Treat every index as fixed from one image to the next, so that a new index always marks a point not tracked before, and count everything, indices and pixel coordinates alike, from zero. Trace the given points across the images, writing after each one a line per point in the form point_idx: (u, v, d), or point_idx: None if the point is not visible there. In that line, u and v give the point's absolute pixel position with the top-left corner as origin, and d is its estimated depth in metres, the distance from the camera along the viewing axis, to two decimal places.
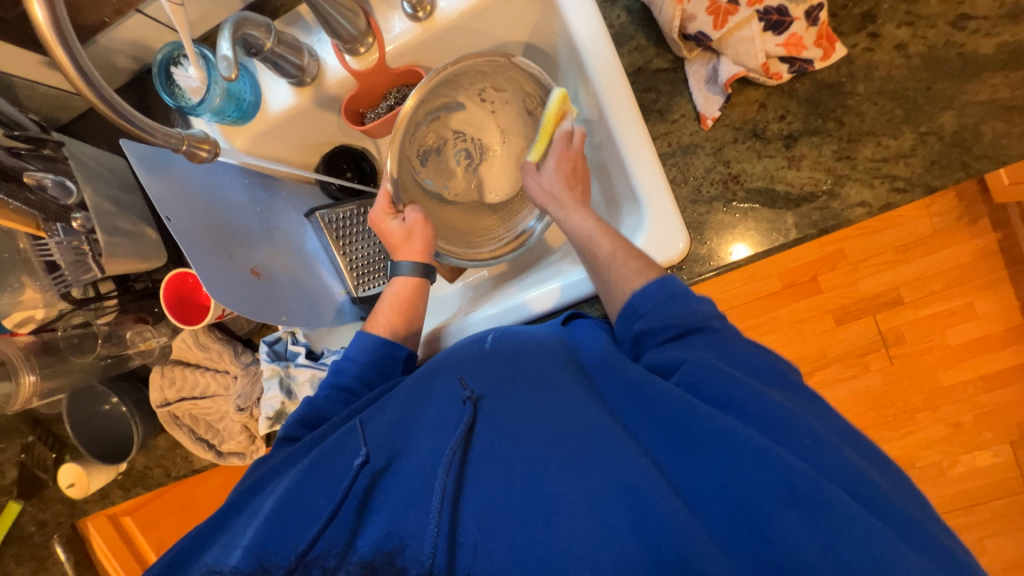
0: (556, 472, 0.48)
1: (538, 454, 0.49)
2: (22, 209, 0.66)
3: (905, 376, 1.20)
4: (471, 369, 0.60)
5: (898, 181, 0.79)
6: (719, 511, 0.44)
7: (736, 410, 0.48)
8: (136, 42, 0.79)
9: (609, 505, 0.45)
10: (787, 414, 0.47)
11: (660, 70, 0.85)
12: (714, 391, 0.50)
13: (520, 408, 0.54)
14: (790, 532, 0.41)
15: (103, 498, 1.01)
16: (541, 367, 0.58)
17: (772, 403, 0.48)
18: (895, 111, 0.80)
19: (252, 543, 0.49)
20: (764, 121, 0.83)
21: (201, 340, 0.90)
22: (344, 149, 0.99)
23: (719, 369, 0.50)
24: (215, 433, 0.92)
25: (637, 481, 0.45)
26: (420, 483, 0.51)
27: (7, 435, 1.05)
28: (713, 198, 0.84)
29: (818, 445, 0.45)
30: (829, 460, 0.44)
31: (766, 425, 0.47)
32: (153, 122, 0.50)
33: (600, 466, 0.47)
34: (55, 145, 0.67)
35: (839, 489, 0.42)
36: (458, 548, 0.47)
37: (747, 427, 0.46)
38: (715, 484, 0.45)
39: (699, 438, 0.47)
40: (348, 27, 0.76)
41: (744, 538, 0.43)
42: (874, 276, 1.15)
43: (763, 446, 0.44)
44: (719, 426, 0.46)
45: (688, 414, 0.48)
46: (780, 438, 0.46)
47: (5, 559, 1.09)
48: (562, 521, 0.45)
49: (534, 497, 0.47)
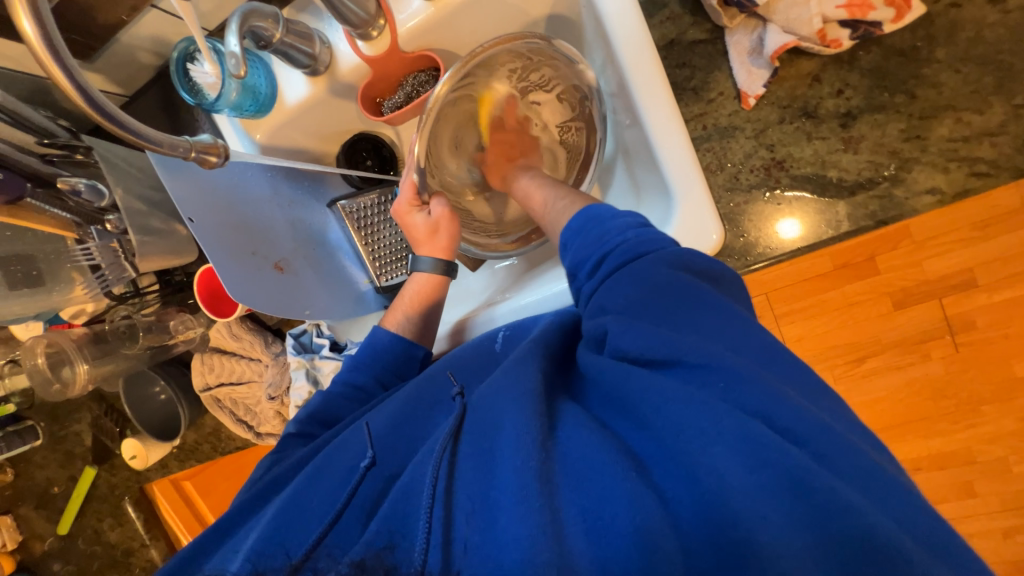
0: (514, 449, 0.46)
1: (502, 434, 0.48)
2: (60, 215, 0.69)
3: (972, 366, 1.00)
4: (460, 366, 0.63)
5: (980, 165, 0.71)
6: (673, 473, 0.40)
7: (670, 367, 0.44)
8: (156, 37, 0.79)
9: (571, 485, 0.43)
10: (717, 357, 0.42)
11: (696, 42, 0.76)
12: (642, 350, 0.45)
13: (496, 396, 0.52)
14: (723, 470, 0.37)
15: (162, 468, 1.15)
16: (514, 352, 0.58)
17: (701, 351, 0.43)
18: (983, 80, 0.70)
19: (252, 548, 0.51)
20: (818, 97, 0.74)
21: (234, 331, 0.95)
22: (363, 137, 0.97)
23: (641, 325, 0.47)
24: (253, 415, 0.98)
25: (591, 457, 0.44)
26: (410, 479, 0.51)
27: (80, 408, 1.17)
28: (753, 185, 0.77)
29: (764, 399, 0.39)
30: (755, 399, 0.39)
31: (708, 379, 0.42)
32: (159, 132, 0.50)
33: (558, 444, 0.46)
34: (86, 149, 0.71)
35: (761, 424, 0.38)
36: (452, 545, 0.46)
37: (675, 384, 0.42)
38: (661, 444, 0.42)
39: (639, 400, 0.44)
40: (357, 11, 0.72)
41: (698, 506, 0.38)
42: (943, 256, 0.92)
43: (693, 399, 0.41)
44: (647, 386, 0.43)
45: (622, 376, 0.46)
46: (707, 384, 0.41)
47: (88, 515, 1.23)
48: (519, 499, 0.43)
49: (502, 479, 0.46)
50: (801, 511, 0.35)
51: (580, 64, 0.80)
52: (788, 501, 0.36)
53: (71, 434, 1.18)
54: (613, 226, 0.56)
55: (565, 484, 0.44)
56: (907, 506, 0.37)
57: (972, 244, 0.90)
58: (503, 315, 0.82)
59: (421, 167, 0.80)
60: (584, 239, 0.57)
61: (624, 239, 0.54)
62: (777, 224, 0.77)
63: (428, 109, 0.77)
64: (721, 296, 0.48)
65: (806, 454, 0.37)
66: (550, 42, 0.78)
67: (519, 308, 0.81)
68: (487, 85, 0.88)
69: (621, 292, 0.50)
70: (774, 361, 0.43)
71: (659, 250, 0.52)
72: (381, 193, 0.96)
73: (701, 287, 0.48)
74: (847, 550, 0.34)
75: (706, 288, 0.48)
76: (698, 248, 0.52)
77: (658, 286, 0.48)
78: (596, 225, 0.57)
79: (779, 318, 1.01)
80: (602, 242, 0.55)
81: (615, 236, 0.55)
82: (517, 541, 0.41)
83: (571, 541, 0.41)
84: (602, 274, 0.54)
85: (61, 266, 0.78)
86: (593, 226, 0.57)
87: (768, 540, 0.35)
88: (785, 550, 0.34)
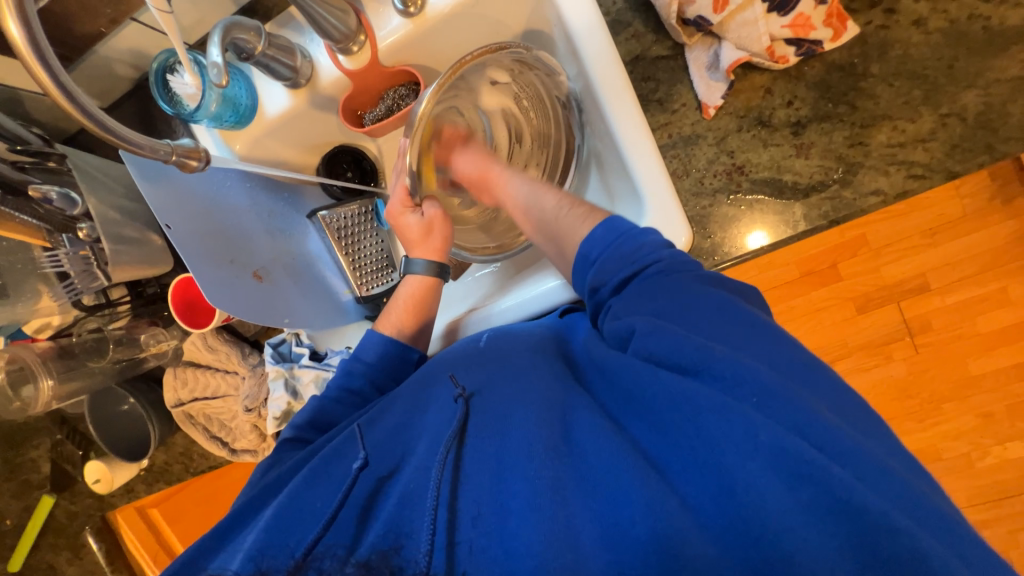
0: (528, 457, 0.47)
1: (511, 437, 0.49)
2: (31, 222, 0.68)
3: (932, 366, 1.04)
4: (463, 367, 0.60)
5: (916, 168, 0.78)
6: (693, 475, 0.42)
7: (695, 373, 0.45)
8: (136, 50, 0.80)
9: (587, 488, 0.45)
10: (753, 371, 0.43)
11: (659, 58, 0.82)
12: (669, 355, 0.47)
13: (509, 406, 0.52)
14: (763, 487, 0.39)
15: (127, 493, 1.08)
16: (516, 355, 0.59)
17: (731, 361, 0.44)
18: (913, 92, 0.78)
19: (253, 547, 0.50)
20: (770, 107, 0.80)
21: (209, 343, 0.93)
22: (343, 150, 0.99)
23: (669, 329, 0.48)
24: (228, 431, 0.95)
25: (608, 460, 0.45)
26: (413, 484, 0.50)
27: (39, 432, 1.11)
28: (717, 189, 0.82)
29: (796, 413, 0.41)
30: (789, 412, 0.41)
31: (735, 390, 0.43)
32: (141, 135, 0.50)
33: (576, 449, 0.48)
34: (59, 157, 0.69)
35: (796, 437, 0.40)
36: (455, 547, 0.46)
37: (707, 391, 0.43)
38: (689, 452, 0.43)
39: (666, 405, 0.45)
40: (339, 26, 0.75)
41: (724, 513, 0.40)
42: (898, 262, 0.97)
43: (725, 406, 0.42)
44: (678, 392, 0.44)
45: (652, 383, 0.46)
46: (741, 397, 0.43)
47: (44, 548, 1.15)
48: (534, 505, 0.44)
49: (513, 484, 0.47)
50: (833, 523, 0.37)
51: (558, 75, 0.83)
52: (824, 513, 0.38)
53: (27, 460, 1.11)
54: (645, 241, 0.56)
55: (581, 488, 0.45)
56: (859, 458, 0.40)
57: (923, 251, 0.95)
58: (495, 316, 0.84)
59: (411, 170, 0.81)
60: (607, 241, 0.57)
61: (658, 258, 0.55)
62: (746, 235, 0.82)
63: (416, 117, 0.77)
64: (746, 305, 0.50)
65: (827, 456, 0.39)
66: (529, 51, 0.81)
67: (506, 312, 0.83)
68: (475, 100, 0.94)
69: (649, 301, 0.52)
70: (800, 367, 0.45)
71: (693, 270, 0.54)
72: (362, 204, 0.98)
73: (722, 295, 0.50)
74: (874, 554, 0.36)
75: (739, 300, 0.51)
76: (723, 272, 0.54)
77: (686, 300, 0.50)
78: (627, 237, 0.56)
79: None
80: (632, 259, 0.55)
81: (643, 246, 0.56)
82: (530, 547, 0.43)
83: (583, 545, 0.42)
84: (632, 286, 0.55)
85: (27, 280, 0.76)
86: (621, 239, 0.57)
87: (792, 544, 0.38)
88: (808, 551, 0.37)
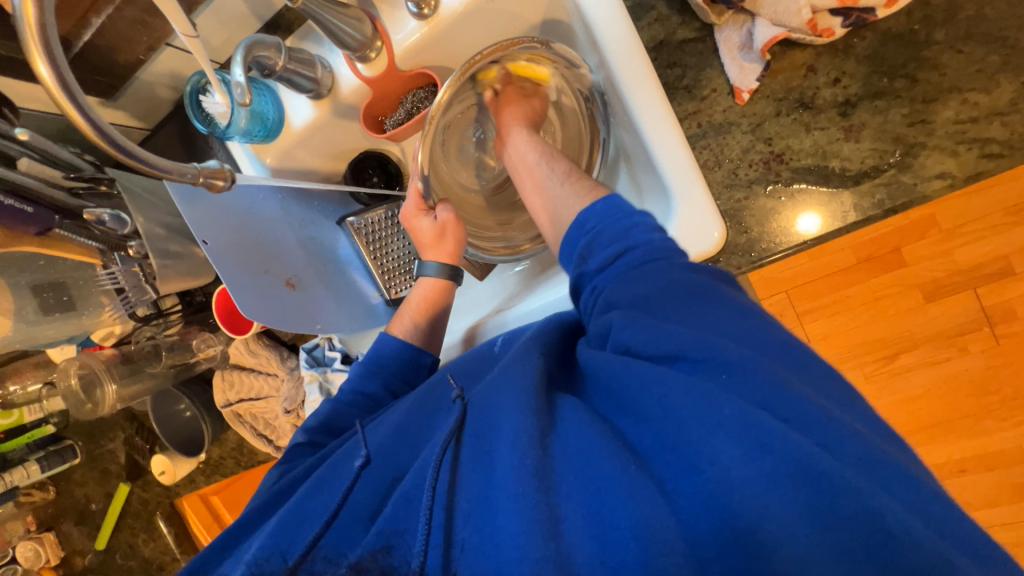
0: (511, 448, 0.45)
1: (498, 433, 0.48)
2: (87, 243, 0.74)
3: (1014, 358, 0.93)
4: (463, 371, 0.63)
5: (993, 145, 0.70)
6: (671, 459, 0.40)
7: (673, 362, 0.43)
8: (172, 73, 0.84)
9: (574, 484, 0.42)
10: (722, 349, 0.41)
11: (685, 41, 0.76)
12: (644, 347, 0.45)
13: (498, 399, 0.51)
14: (733, 465, 0.37)
15: (190, 482, 1.17)
16: (511, 350, 0.57)
17: (707, 342, 0.42)
18: (988, 58, 0.69)
19: (251, 554, 0.53)
20: (814, 87, 0.73)
21: (251, 347, 0.99)
22: (369, 155, 1.00)
23: (644, 321, 0.46)
24: (272, 429, 1.01)
25: (586, 450, 0.43)
26: (410, 486, 0.51)
27: (113, 427, 1.23)
28: (753, 180, 0.76)
29: (772, 388, 0.39)
30: (767, 394, 0.39)
31: (708, 367, 0.41)
32: (167, 160, 0.53)
33: (560, 443, 0.45)
34: (110, 181, 0.75)
35: (766, 415, 0.37)
36: (452, 548, 0.46)
37: (686, 377, 0.41)
38: (669, 437, 0.41)
39: (643, 392, 0.43)
40: (355, 35, 0.75)
41: (712, 510, 0.37)
42: (975, 243, 0.86)
43: (695, 389, 0.40)
44: (653, 377, 0.42)
45: (622, 370, 0.45)
46: (710, 377, 0.41)
47: (124, 530, 1.27)
48: (516, 500, 0.42)
49: (498, 479, 0.45)
50: (810, 501, 0.35)
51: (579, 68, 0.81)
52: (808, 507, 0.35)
53: (106, 452, 1.23)
54: (637, 223, 0.54)
55: (562, 478, 0.43)
56: (907, 483, 0.36)
57: (1005, 230, 0.84)
58: (514, 319, 0.82)
59: (424, 175, 0.82)
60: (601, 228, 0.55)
61: (647, 239, 0.52)
62: (797, 217, 0.75)
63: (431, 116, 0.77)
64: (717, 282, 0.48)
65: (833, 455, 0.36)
66: (546, 45, 0.78)
67: (525, 315, 0.81)
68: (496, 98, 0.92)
69: (629, 286, 0.49)
70: (780, 349, 0.42)
71: (675, 259, 0.51)
72: (388, 208, 0.98)
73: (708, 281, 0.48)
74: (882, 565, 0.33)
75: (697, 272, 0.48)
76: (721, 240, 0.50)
77: (667, 284, 0.48)
78: (615, 219, 0.55)
79: (799, 317, 0.96)
80: (623, 238, 0.53)
81: (632, 231, 0.53)
82: (516, 541, 0.41)
83: (569, 538, 0.40)
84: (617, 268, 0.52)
85: (90, 293, 0.83)
86: (608, 222, 0.55)
87: (777, 538, 0.35)
88: (798, 550, 0.34)
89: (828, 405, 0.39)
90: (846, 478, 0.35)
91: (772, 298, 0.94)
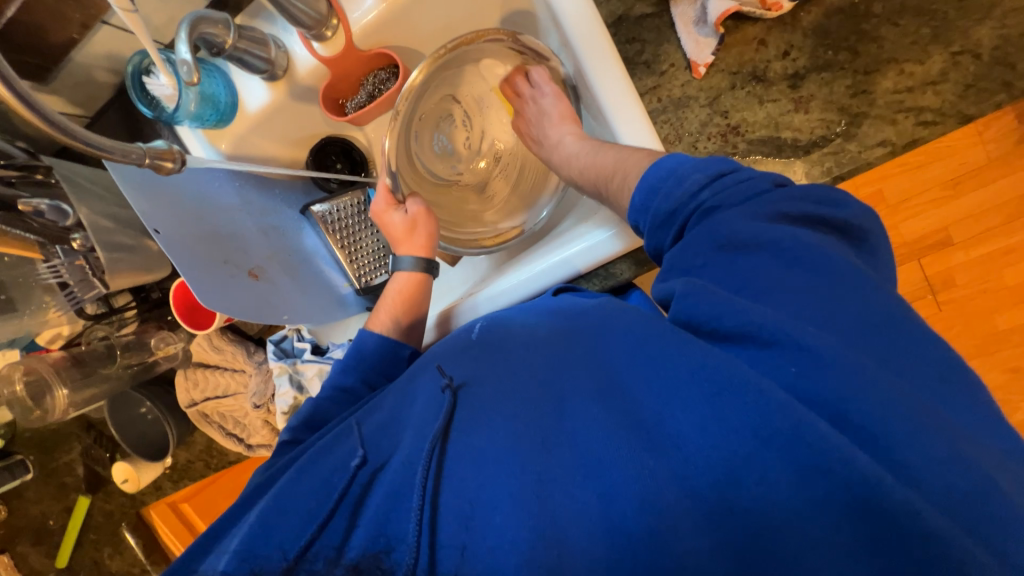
0: (515, 447, 0.48)
1: (498, 431, 0.50)
2: (25, 236, 0.70)
3: (955, 323, 0.99)
4: (450, 358, 0.59)
5: (926, 113, 0.74)
6: (691, 456, 0.40)
7: (723, 338, 0.43)
8: (112, 54, 0.79)
9: (577, 473, 0.45)
10: (777, 325, 0.40)
11: (643, 17, 0.78)
12: (704, 316, 0.43)
13: (502, 397, 0.52)
14: (769, 467, 0.37)
15: (157, 489, 1.12)
16: (525, 342, 0.57)
17: (769, 320, 0.40)
18: (921, 31, 0.73)
19: (239, 546, 0.51)
20: (765, 61, 0.76)
21: (215, 343, 0.95)
22: (332, 141, 0.97)
23: (711, 289, 0.44)
24: (242, 427, 0.98)
25: (600, 444, 0.45)
26: (397, 481, 0.51)
27: (69, 438, 1.16)
28: (712, 153, 0.78)
29: (830, 385, 0.37)
30: (821, 385, 0.37)
31: (759, 358, 0.40)
32: (109, 139, 0.50)
33: (567, 435, 0.47)
34: (46, 169, 0.70)
35: (815, 414, 0.37)
36: (439, 549, 0.48)
37: (728, 358, 0.41)
38: (674, 426, 0.42)
39: (663, 377, 0.44)
40: (309, 12, 0.72)
41: (717, 498, 0.39)
42: (915, 216, 0.92)
43: (718, 377, 0.40)
44: (698, 361, 0.42)
45: (675, 346, 0.44)
46: (758, 364, 0.40)
47: (86, 545, 1.21)
48: (520, 500, 0.45)
49: (504, 475, 0.47)
50: (838, 505, 0.36)
51: (549, 60, 0.81)
52: (817, 497, 0.36)
53: (62, 464, 1.16)
54: (682, 192, 0.52)
55: (566, 477, 0.45)
56: None
57: (943, 204, 0.90)
58: (486, 302, 0.82)
59: (392, 169, 0.83)
60: (650, 207, 0.55)
61: (701, 202, 0.51)
62: None
63: (403, 96, 0.78)
64: (819, 242, 0.44)
65: (862, 448, 0.36)
66: (514, 38, 0.80)
67: (499, 295, 0.81)
68: (461, 88, 0.93)
69: (701, 255, 0.48)
70: (787, 297, 0.42)
71: (741, 206, 0.48)
72: (355, 195, 0.96)
73: (792, 238, 0.44)
74: (863, 522, 0.35)
75: (805, 235, 0.45)
76: (801, 194, 0.47)
77: (741, 249, 0.46)
78: (660, 188, 0.54)
79: None
80: (674, 216, 0.53)
81: (685, 203, 0.52)
82: (515, 541, 0.44)
83: (575, 539, 0.43)
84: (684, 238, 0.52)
85: (32, 291, 0.78)
86: (659, 194, 0.54)
87: (781, 522, 0.37)
88: (795, 529, 0.36)
89: (846, 374, 0.37)
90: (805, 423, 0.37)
91: None
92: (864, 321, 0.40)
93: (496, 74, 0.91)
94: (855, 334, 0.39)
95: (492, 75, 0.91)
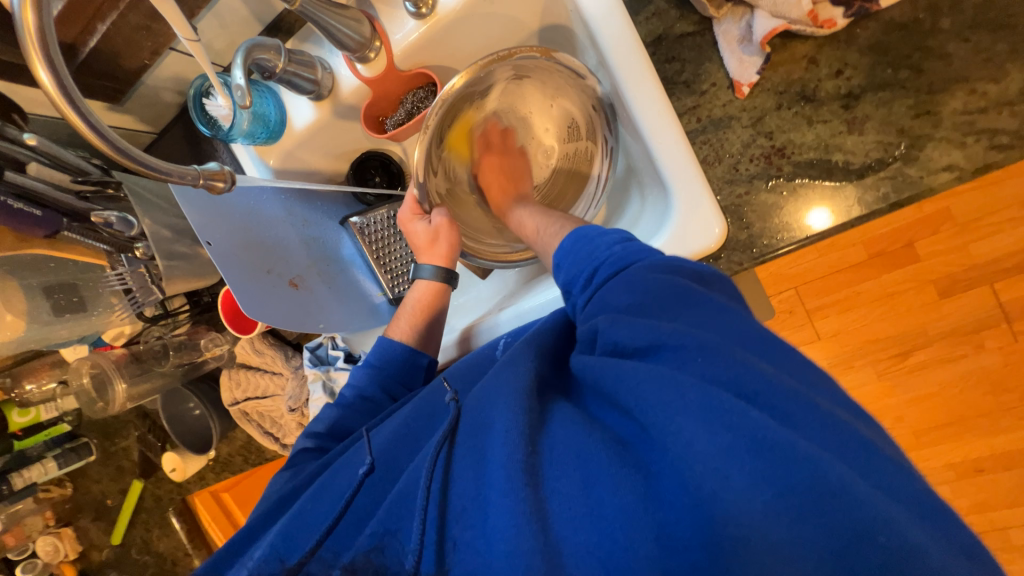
0: (503, 444, 0.45)
1: (494, 433, 0.47)
2: (95, 245, 0.78)
3: None
4: (459, 374, 0.64)
5: (1001, 136, 0.67)
6: (671, 477, 0.38)
7: (655, 352, 0.43)
8: (178, 76, 0.86)
9: (562, 477, 0.42)
10: (694, 336, 0.41)
11: (684, 35, 0.76)
12: (625, 343, 0.45)
13: (489, 405, 0.50)
14: (742, 490, 0.34)
15: (201, 479, 1.18)
16: (510, 353, 0.56)
17: (693, 341, 0.41)
18: (995, 47, 0.67)
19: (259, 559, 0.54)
20: (815, 79, 0.72)
21: (257, 346, 1.01)
22: (372, 155, 1.00)
23: (630, 318, 0.45)
24: (278, 427, 1.03)
25: (582, 460, 0.42)
26: (405, 485, 0.51)
27: (127, 425, 1.26)
28: (754, 175, 0.75)
29: (810, 413, 0.37)
30: (775, 408, 0.37)
31: (724, 376, 0.39)
32: (168, 163, 0.54)
33: (551, 444, 0.44)
34: (118, 184, 0.77)
35: (729, 394, 0.38)
36: (445, 544, 0.47)
37: (682, 373, 0.40)
38: (649, 440, 0.40)
39: (625, 395, 0.42)
40: (354, 35, 0.75)
41: (694, 528, 0.36)
42: (993, 239, 0.90)
43: (681, 393, 0.38)
44: (658, 377, 0.40)
45: (608, 371, 0.44)
46: (683, 364, 0.41)
47: (137, 526, 1.30)
48: (509, 505, 0.41)
49: (492, 477, 0.45)
50: (817, 536, 0.33)
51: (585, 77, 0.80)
52: (800, 528, 0.33)
53: (120, 449, 1.26)
54: (602, 242, 0.55)
55: (551, 474, 0.43)
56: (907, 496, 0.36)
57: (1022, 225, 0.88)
58: (510, 320, 0.82)
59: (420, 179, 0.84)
60: (576, 249, 0.57)
61: (610, 254, 0.53)
62: (807, 215, 0.73)
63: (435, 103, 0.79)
64: (711, 294, 0.47)
65: (789, 427, 0.36)
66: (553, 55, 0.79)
67: (525, 313, 0.80)
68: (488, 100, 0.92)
69: (613, 295, 0.49)
70: (751, 340, 0.42)
71: (645, 258, 0.51)
72: (390, 209, 0.99)
73: (690, 286, 0.47)
74: (814, 513, 0.33)
75: (697, 288, 0.47)
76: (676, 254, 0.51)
77: (648, 286, 0.47)
78: (585, 242, 0.56)
79: (811, 312, 1.00)
80: (591, 258, 0.55)
81: (602, 251, 0.54)
82: (504, 534, 0.41)
83: (565, 552, 0.39)
84: (593, 284, 0.53)
85: (100, 294, 0.85)
86: (583, 239, 0.57)
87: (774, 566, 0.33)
88: (771, 556, 0.33)
89: (833, 407, 0.39)
90: (832, 464, 0.34)
91: (781, 295, 0.99)
92: (779, 345, 0.43)
93: (531, 92, 0.92)
94: (799, 370, 0.42)
95: (529, 96, 0.92)
